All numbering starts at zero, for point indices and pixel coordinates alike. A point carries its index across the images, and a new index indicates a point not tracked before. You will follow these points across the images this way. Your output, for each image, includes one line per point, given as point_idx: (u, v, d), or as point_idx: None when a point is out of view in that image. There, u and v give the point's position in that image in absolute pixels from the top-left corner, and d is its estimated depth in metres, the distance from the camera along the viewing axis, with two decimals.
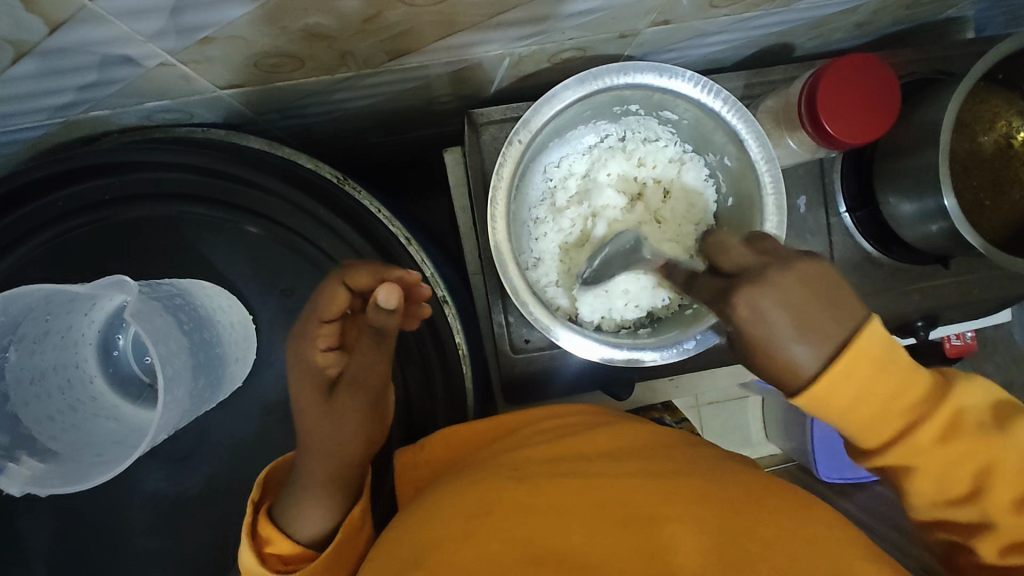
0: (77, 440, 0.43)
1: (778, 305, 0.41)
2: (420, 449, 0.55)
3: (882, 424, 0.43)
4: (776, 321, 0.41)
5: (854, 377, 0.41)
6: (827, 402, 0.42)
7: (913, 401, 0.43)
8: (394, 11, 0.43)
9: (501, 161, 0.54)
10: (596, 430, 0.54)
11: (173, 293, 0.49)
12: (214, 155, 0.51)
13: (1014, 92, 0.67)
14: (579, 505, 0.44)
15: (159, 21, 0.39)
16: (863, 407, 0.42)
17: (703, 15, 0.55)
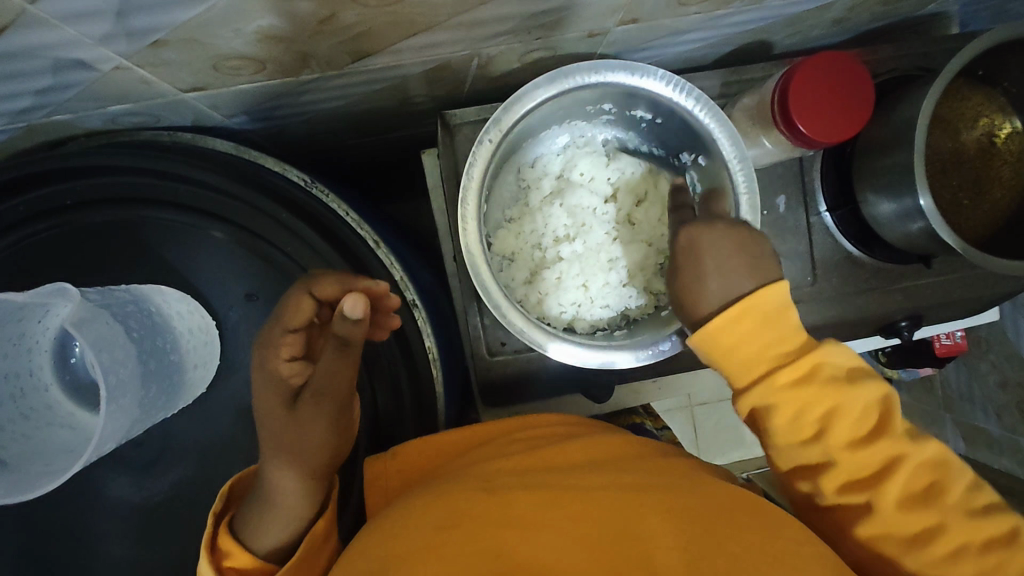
0: (29, 449, 0.42)
1: (710, 247, 0.50)
2: (392, 457, 0.54)
3: (752, 367, 0.47)
4: (703, 257, 0.50)
5: (740, 324, 0.47)
6: (714, 340, 0.48)
7: (779, 352, 0.47)
8: (349, 12, 0.42)
9: (471, 160, 0.54)
10: (571, 441, 0.53)
11: (126, 300, 0.49)
12: (175, 158, 0.51)
13: (993, 89, 0.66)
14: (552, 520, 0.43)
15: (106, 24, 0.38)
16: (740, 351, 0.47)
17: (672, 13, 0.54)
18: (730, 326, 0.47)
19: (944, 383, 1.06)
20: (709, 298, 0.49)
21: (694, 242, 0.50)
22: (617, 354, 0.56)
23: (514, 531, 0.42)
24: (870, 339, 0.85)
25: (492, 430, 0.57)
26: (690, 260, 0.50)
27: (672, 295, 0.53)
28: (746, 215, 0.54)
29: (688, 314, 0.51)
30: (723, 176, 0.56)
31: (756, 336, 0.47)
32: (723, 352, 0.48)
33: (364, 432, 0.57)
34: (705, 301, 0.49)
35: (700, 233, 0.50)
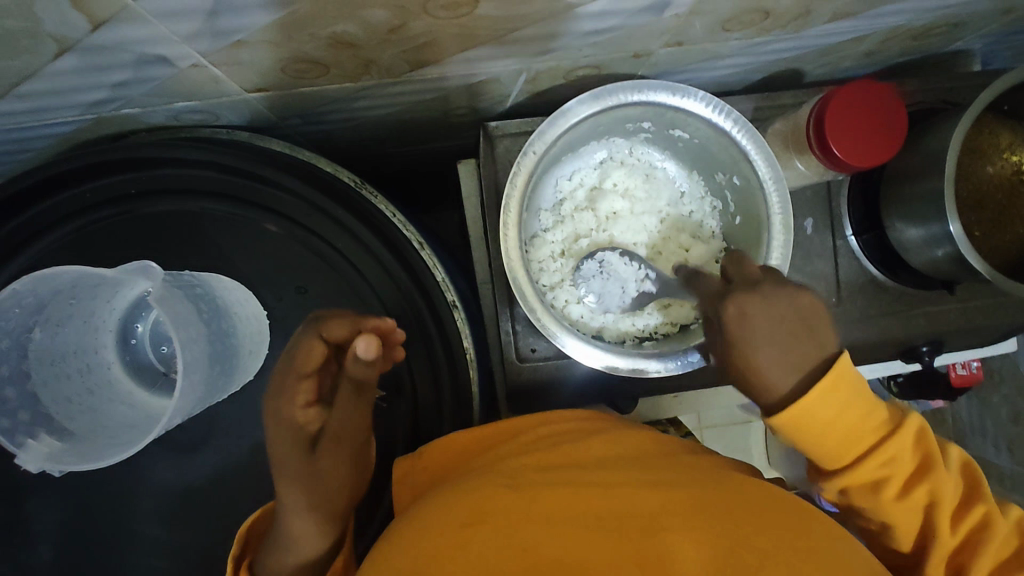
0: (93, 422, 0.45)
1: (761, 313, 0.45)
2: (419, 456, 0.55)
3: (842, 448, 0.46)
4: (754, 328, 0.45)
5: (828, 404, 0.44)
6: (800, 428, 0.45)
7: (868, 429, 0.46)
8: (418, 22, 0.45)
9: (515, 170, 0.55)
10: (591, 439, 0.54)
11: (191, 284, 0.50)
12: (237, 154, 0.53)
13: (1017, 125, 0.68)
14: (574, 517, 0.44)
15: (195, 24, 0.41)
16: (832, 432, 0.45)
17: (715, 38, 0.57)
18: (820, 406, 0.45)
19: (955, 415, 1.07)
20: (766, 376, 0.45)
21: (746, 316, 0.45)
22: (647, 363, 0.57)
23: (542, 526, 0.43)
24: (888, 364, 0.87)
25: (514, 425, 0.58)
26: (743, 339, 0.46)
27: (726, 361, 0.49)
28: (779, 233, 0.56)
29: (753, 392, 0.47)
30: (758, 196, 0.58)
31: (855, 419, 0.45)
32: (806, 435, 0.45)
33: (401, 427, 0.59)
34: (772, 378, 0.45)
35: (746, 303, 0.46)
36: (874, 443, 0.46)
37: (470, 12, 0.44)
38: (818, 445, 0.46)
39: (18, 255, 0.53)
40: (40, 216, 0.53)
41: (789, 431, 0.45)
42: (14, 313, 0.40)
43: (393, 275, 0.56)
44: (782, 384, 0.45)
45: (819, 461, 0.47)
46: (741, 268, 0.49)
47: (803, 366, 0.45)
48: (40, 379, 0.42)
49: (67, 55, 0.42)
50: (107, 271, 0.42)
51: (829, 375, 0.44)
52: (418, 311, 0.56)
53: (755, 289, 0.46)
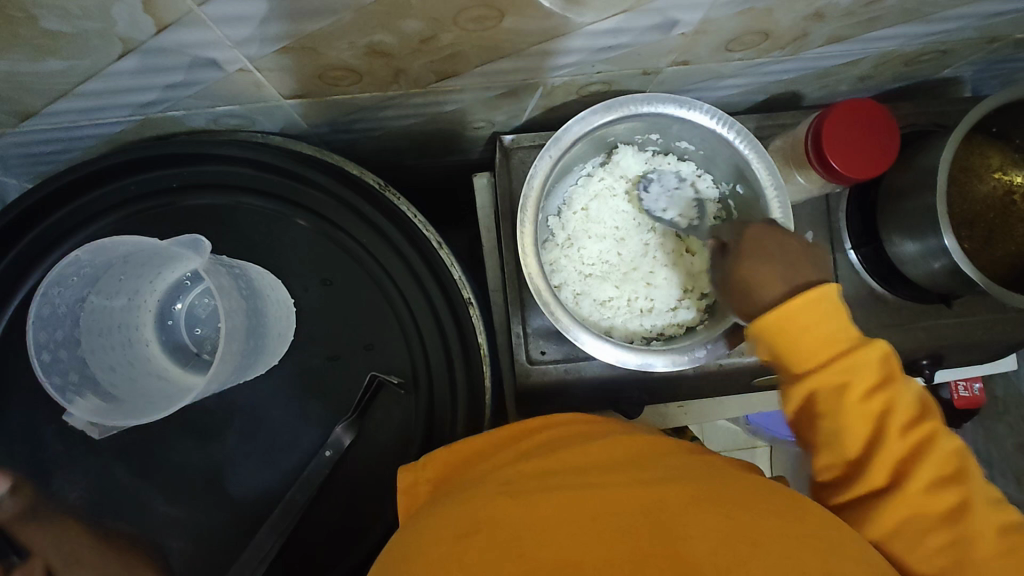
0: (133, 389, 0.50)
1: (776, 246, 0.53)
2: (421, 469, 0.54)
3: (803, 349, 0.49)
4: (767, 252, 0.53)
5: (805, 310, 0.49)
6: (775, 331, 0.49)
7: (829, 341, 0.49)
8: (448, 34, 0.49)
9: (531, 173, 0.59)
10: (596, 441, 0.54)
11: (231, 264, 0.54)
12: (274, 152, 0.57)
13: (1008, 145, 0.72)
14: (575, 520, 0.44)
15: (248, 29, 0.45)
16: (799, 333, 0.49)
17: (719, 58, 0.61)
18: (786, 311, 0.49)
19: None
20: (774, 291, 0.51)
21: (758, 239, 0.54)
22: (654, 358, 0.60)
23: (541, 535, 0.43)
24: None
25: (514, 430, 0.58)
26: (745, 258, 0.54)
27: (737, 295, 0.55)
28: None
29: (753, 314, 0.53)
30: (759, 204, 0.61)
31: (818, 319, 0.49)
32: (779, 336, 0.49)
33: (417, 426, 0.58)
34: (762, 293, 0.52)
35: (751, 241, 0.54)
36: (835, 353, 0.48)
37: (496, 25, 0.49)
38: (783, 342, 0.49)
39: (65, 242, 0.57)
40: (86, 207, 0.57)
41: (765, 335, 0.50)
42: (72, 281, 0.47)
43: (415, 270, 0.58)
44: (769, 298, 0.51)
45: (782, 361, 0.50)
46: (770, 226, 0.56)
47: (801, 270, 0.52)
48: (88, 347, 0.48)
49: (128, 56, 0.47)
50: (156, 242, 0.46)
51: (814, 292, 0.49)
52: (437, 305, 0.58)
53: (771, 229, 0.55)
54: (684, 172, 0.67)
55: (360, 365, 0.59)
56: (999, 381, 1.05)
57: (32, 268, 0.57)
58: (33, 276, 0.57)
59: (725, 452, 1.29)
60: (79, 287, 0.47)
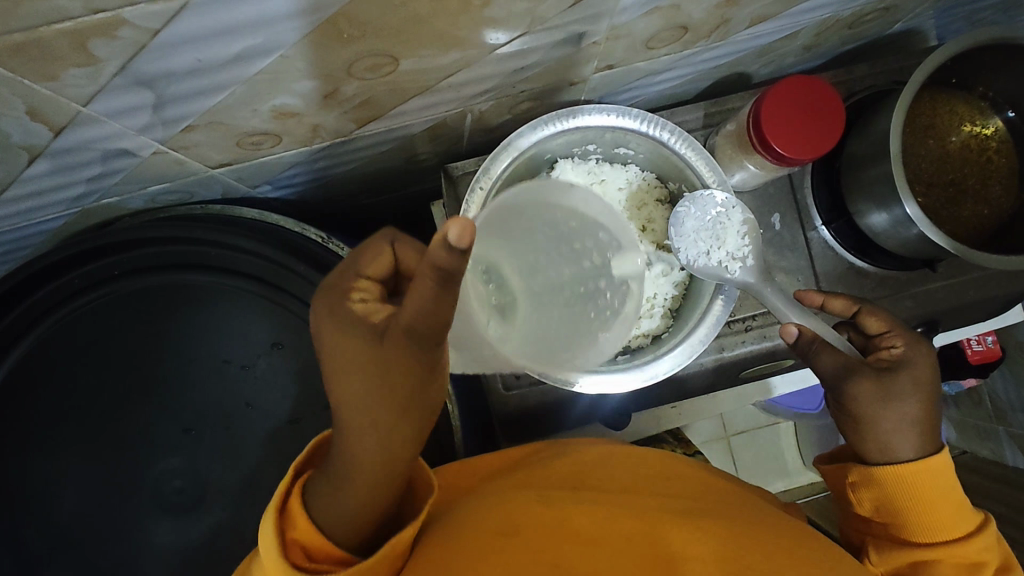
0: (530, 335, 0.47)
1: (913, 384, 0.54)
2: (435, 476, 0.62)
3: (929, 519, 0.52)
4: (908, 398, 0.53)
5: (931, 476, 0.53)
6: (903, 482, 0.53)
7: (948, 518, 0.52)
8: (349, 86, 0.48)
9: (465, 208, 0.58)
10: (616, 466, 0.60)
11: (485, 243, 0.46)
12: (207, 226, 0.57)
13: (971, 94, 0.67)
14: (608, 535, 0.50)
15: (145, 117, 0.45)
16: (910, 494, 0.53)
17: (644, 56, 0.59)
18: (919, 476, 0.53)
19: (992, 395, 1.07)
20: (896, 428, 0.53)
21: (915, 385, 0.54)
22: (618, 377, 0.59)
23: (576, 545, 0.49)
24: None
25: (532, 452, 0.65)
26: (903, 394, 0.53)
27: (864, 398, 0.54)
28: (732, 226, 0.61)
29: (873, 444, 0.54)
30: None
31: (951, 498, 0.53)
32: (911, 499, 0.53)
33: None
34: (897, 444, 0.53)
35: (918, 377, 0.54)
36: (955, 534, 0.52)
37: (394, 70, 0.48)
38: (909, 508, 0.53)
39: (14, 348, 0.56)
40: (30, 309, 0.56)
41: (881, 479, 0.54)
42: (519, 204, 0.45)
43: None
44: (905, 453, 0.53)
45: (904, 530, 0.53)
46: (878, 327, 0.58)
47: (926, 438, 0.54)
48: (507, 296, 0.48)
49: (38, 160, 0.47)
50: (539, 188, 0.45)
51: (936, 458, 0.53)
52: None
53: (905, 363, 0.54)
54: (631, 177, 0.66)
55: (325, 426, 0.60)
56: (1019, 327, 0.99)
57: None
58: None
59: (747, 433, 1.26)
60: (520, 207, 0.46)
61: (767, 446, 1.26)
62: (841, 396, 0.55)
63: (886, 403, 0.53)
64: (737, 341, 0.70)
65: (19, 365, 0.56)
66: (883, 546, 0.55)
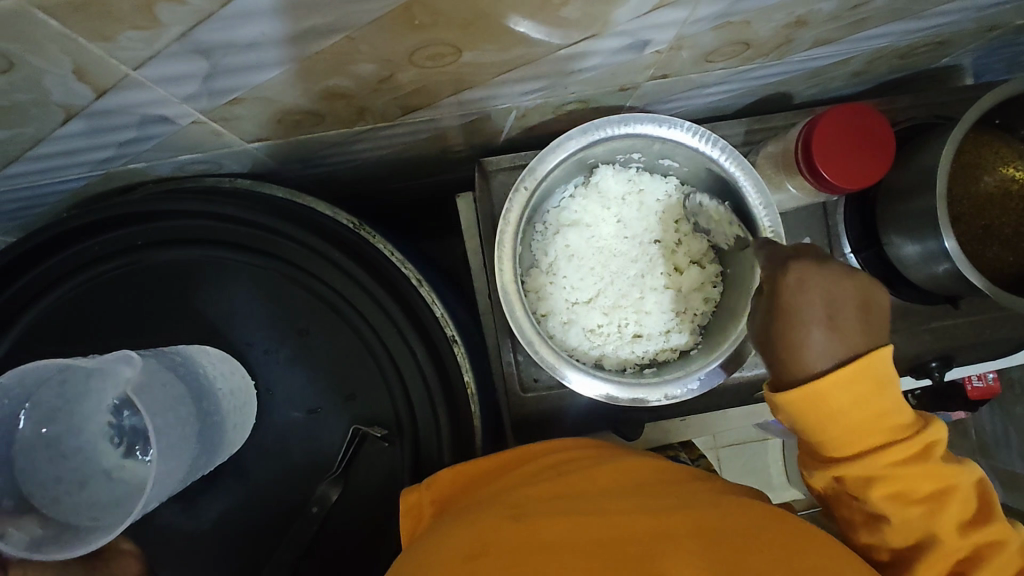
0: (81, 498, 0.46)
1: (814, 287, 0.47)
2: (426, 489, 0.52)
3: (857, 433, 0.46)
4: (811, 299, 0.46)
5: (848, 389, 0.45)
6: (820, 406, 0.46)
7: (876, 421, 0.46)
8: (406, 73, 0.47)
9: (508, 206, 0.57)
10: (600, 468, 0.52)
11: (173, 360, 0.51)
12: (237, 203, 0.54)
13: (1012, 136, 0.68)
14: (584, 548, 0.43)
15: (193, 86, 0.43)
16: (834, 417, 0.46)
17: (699, 69, 0.58)
18: (837, 388, 0.45)
19: (979, 429, 1.09)
20: (811, 340, 0.46)
21: (801, 285, 0.47)
22: (645, 391, 0.57)
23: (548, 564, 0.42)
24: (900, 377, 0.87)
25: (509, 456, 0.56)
26: (797, 306, 0.46)
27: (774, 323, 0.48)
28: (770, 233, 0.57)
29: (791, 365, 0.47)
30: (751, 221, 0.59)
31: (870, 401, 0.45)
32: (831, 422, 0.46)
33: (403, 478, 0.55)
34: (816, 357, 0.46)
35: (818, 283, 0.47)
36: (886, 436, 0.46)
37: (455, 61, 0.46)
38: (826, 429, 0.46)
39: (30, 310, 0.54)
40: (50, 271, 0.54)
41: (797, 408, 0.46)
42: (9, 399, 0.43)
43: (390, 316, 0.55)
44: (823, 362, 0.46)
45: (829, 443, 0.47)
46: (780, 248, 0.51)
47: (845, 340, 0.46)
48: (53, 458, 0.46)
49: (74, 120, 0.45)
50: (84, 361, 0.44)
51: (862, 362, 0.45)
52: (410, 346, 0.55)
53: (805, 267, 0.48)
54: (670, 189, 0.64)
55: (343, 417, 0.56)
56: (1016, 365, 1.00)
57: None
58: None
59: (737, 445, 1.27)
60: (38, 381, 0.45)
61: (755, 459, 1.28)
62: (760, 335, 0.49)
63: (789, 316, 0.47)
64: (756, 362, 0.70)
65: (38, 328, 0.55)
66: (816, 465, 0.49)
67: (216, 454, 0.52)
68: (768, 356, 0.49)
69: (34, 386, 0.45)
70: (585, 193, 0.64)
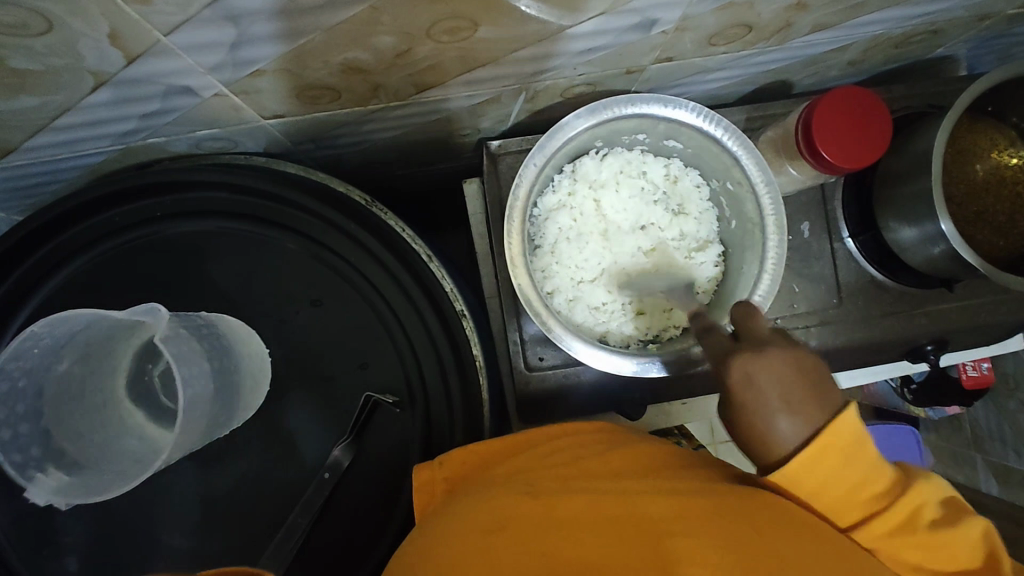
0: (102, 454, 0.48)
1: (769, 376, 0.41)
2: (440, 465, 0.52)
3: (821, 466, 0.40)
4: (764, 390, 0.41)
5: (816, 466, 0.40)
6: (793, 484, 0.41)
7: (843, 446, 0.41)
8: (423, 47, 0.48)
9: (518, 181, 0.59)
10: (613, 449, 0.51)
11: (199, 322, 0.52)
12: (254, 176, 0.56)
13: (1003, 123, 0.70)
14: (598, 518, 0.41)
15: (219, 55, 0.44)
16: (802, 466, 0.41)
17: (703, 53, 0.60)
18: (806, 465, 0.41)
19: (973, 422, 1.10)
20: (770, 428, 0.41)
21: (756, 381, 0.42)
22: (648, 363, 0.59)
23: (565, 537, 0.40)
24: (896, 365, 0.88)
25: (521, 440, 0.54)
26: (757, 407, 0.41)
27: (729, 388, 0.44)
28: (771, 212, 0.59)
29: (755, 445, 0.43)
30: (751, 200, 0.61)
31: (830, 432, 0.40)
32: (801, 472, 0.41)
33: (414, 446, 0.56)
34: (783, 443, 0.41)
35: (786, 386, 0.41)
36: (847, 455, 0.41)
37: (471, 35, 0.48)
38: (799, 474, 0.41)
39: (52, 279, 0.55)
40: (73, 240, 0.55)
41: (779, 484, 0.42)
42: (34, 352, 0.44)
43: (404, 287, 0.57)
44: (792, 442, 0.41)
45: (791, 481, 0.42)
46: (754, 324, 0.46)
47: (815, 416, 0.41)
48: (57, 414, 0.47)
49: (103, 88, 0.46)
50: (116, 312, 0.46)
51: (829, 431, 0.40)
52: (421, 315, 0.56)
53: (757, 351, 0.43)
54: (673, 170, 0.67)
55: (356, 385, 0.57)
56: (1009, 358, 1.01)
57: (17, 309, 0.55)
58: (15, 319, 0.55)
59: None
60: (66, 331, 0.45)
61: None
62: (727, 420, 0.44)
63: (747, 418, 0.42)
64: None
65: (58, 297, 0.56)
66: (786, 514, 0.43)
67: (230, 416, 0.54)
68: (725, 419, 0.45)
69: (62, 337, 0.45)
70: (590, 173, 0.66)
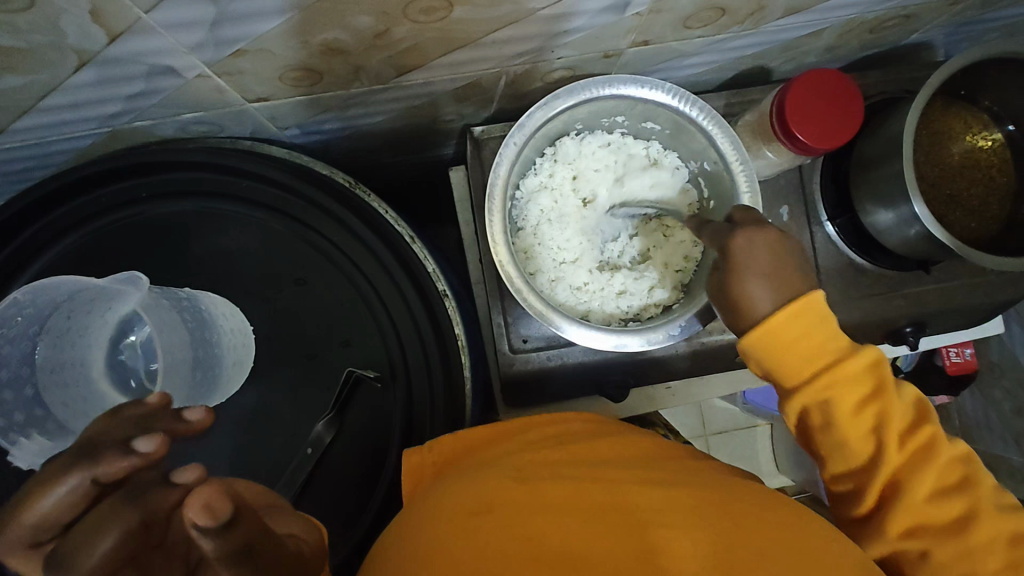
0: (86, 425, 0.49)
1: (754, 251, 0.50)
2: (425, 450, 0.53)
3: (806, 367, 0.48)
4: (749, 261, 0.50)
5: (796, 325, 0.48)
6: (768, 344, 0.48)
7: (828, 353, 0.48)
8: (401, 27, 0.50)
9: (498, 161, 0.60)
10: (598, 440, 0.52)
11: (180, 296, 0.54)
12: (240, 157, 0.57)
13: (976, 106, 0.71)
14: (581, 505, 0.42)
15: (200, 34, 0.45)
16: (787, 349, 0.48)
17: (679, 36, 0.61)
18: (784, 324, 0.48)
19: (960, 410, 1.11)
20: (745, 281, 0.50)
21: (748, 249, 0.50)
22: (627, 338, 0.60)
23: (546, 518, 0.41)
24: (878, 349, 0.89)
25: (508, 429, 0.55)
26: (743, 268, 0.50)
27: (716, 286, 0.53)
28: (746, 191, 0.60)
29: (736, 316, 0.51)
30: (727, 179, 0.62)
31: (815, 334, 0.48)
32: (777, 342, 0.48)
33: (396, 421, 0.57)
34: (757, 304, 0.49)
35: (768, 265, 0.50)
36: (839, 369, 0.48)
37: (447, 16, 0.49)
38: (779, 358, 0.48)
39: (38, 258, 0.56)
40: (59, 221, 0.57)
41: (757, 350, 0.49)
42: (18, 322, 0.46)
43: (386, 266, 0.58)
44: (763, 308, 0.49)
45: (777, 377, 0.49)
46: (744, 215, 0.54)
47: (788, 282, 0.49)
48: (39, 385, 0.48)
49: (86, 67, 0.47)
50: (97, 282, 0.48)
51: (801, 301, 0.48)
52: (404, 293, 0.57)
53: (749, 231, 0.51)
54: (652, 153, 0.68)
55: (339, 361, 0.58)
56: (992, 345, 1.02)
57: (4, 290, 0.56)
58: None
59: None
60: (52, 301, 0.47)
61: None
62: (717, 287, 0.53)
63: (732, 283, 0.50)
64: None
65: (44, 277, 0.57)
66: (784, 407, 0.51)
67: (213, 391, 0.55)
68: (714, 298, 0.54)
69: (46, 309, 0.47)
70: (571, 155, 0.67)
